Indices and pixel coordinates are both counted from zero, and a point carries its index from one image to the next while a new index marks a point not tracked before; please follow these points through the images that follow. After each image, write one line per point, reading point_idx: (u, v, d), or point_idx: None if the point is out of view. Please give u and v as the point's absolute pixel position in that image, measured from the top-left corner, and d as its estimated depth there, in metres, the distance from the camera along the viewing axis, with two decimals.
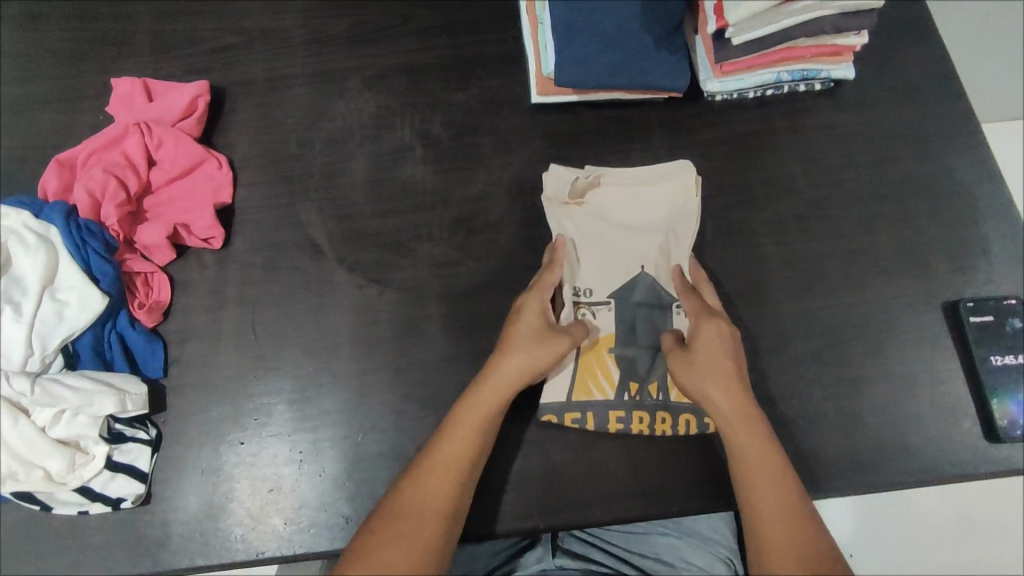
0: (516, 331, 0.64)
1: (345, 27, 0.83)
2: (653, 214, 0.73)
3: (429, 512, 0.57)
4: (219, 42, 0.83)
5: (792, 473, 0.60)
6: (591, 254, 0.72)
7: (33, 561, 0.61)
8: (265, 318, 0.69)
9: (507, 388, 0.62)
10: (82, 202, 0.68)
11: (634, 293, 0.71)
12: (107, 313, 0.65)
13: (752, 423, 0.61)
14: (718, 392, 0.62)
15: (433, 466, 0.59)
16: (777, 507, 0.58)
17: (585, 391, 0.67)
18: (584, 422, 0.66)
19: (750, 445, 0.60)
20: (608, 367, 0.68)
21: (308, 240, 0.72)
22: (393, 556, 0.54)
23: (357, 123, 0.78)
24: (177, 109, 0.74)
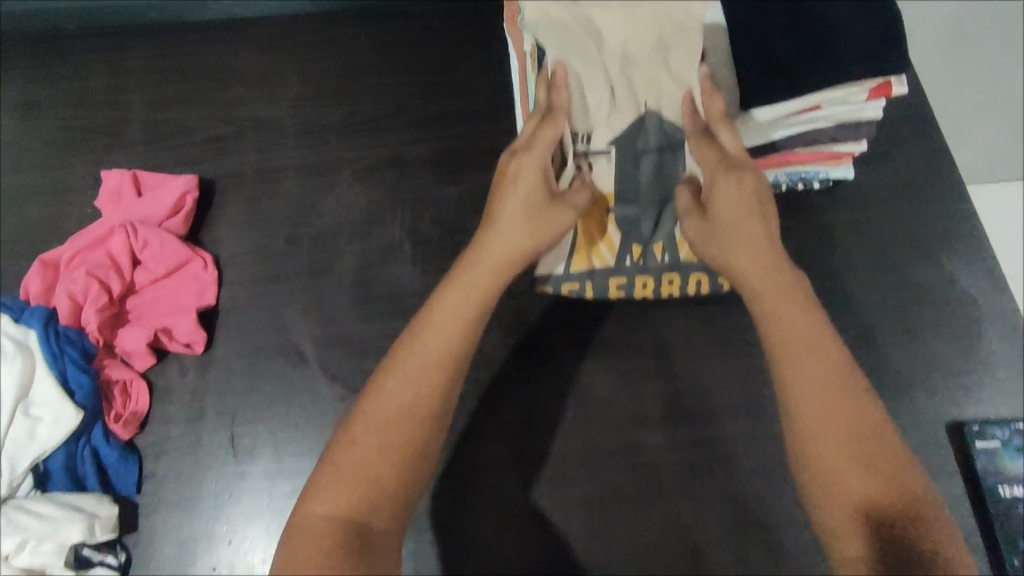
0: (507, 204, 0.61)
1: (338, 118, 0.82)
2: (656, 33, 0.66)
3: (416, 400, 0.51)
4: (211, 131, 0.82)
5: (832, 344, 0.52)
6: (592, 97, 0.66)
7: None
8: (245, 430, 0.67)
9: (496, 262, 0.58)
10: (63, 306, 0.67)
11: (640, 139, 0.67)
12: (81, 428, 0.64)
13: (775, 277, 0.56)
14: (737, 253, 0.58)
15: (417, 347, 0.53)
16: (814, 363, 0.51)
17: (585, 260, 0.68)
18: (583, 292, 0.69)
19: (777, 303, 0.55)
20: (609, 233, 0.68)
21: (291, 345, 0.70)
22: (373, 450, 0.49)
23: (345, 219, 0.76)
24: (164, 206, 0.73)
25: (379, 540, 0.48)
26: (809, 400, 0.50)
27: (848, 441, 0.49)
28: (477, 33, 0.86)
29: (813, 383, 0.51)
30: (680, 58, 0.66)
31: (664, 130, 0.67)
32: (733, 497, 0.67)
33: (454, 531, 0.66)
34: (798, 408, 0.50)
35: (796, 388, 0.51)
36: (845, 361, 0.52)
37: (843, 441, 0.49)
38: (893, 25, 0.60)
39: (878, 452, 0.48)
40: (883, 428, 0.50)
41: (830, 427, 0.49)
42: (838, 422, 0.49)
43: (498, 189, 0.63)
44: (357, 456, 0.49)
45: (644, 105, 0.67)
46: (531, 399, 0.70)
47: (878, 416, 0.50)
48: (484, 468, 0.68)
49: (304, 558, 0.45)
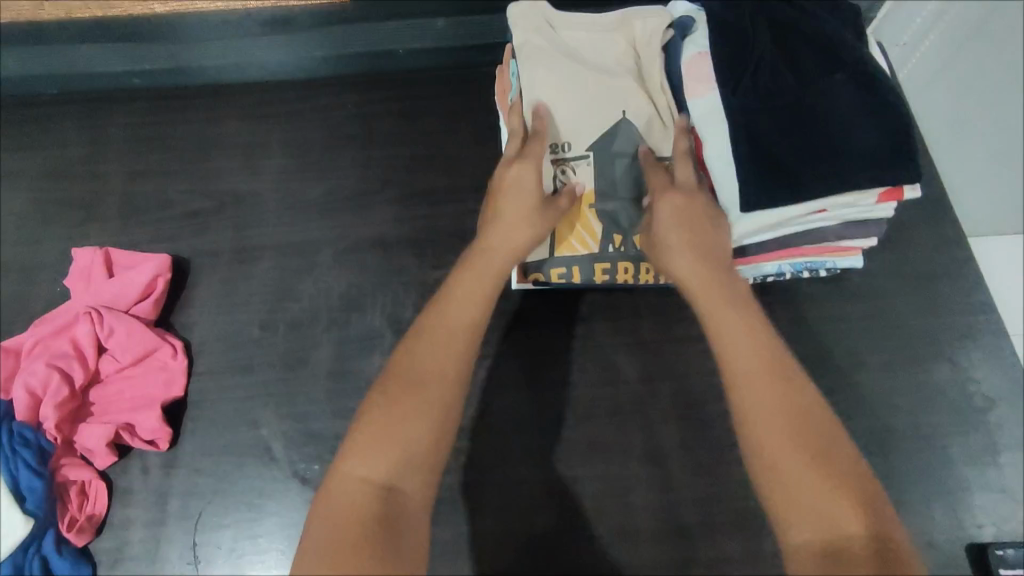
0: (507, 202, 0.59)
1: (321, 192, 0.79)
2: (628, 51, 0.67)
3: (444, 371, 0.50)
4: (189, 205, 0.79)
5: (779, 355, 0.50)
6: (568, 108, 0.65)
7: None
8: (207, 538, 0.63)
9: (502, 261, 0.57)
10: (20, 401, 0.63)
11: (615, 143, 0.65)
12: (30, 538, 0.59)
13: (718, 280, 0.54)
14: (681, 257, 0.56)
15: (441, 324, 0.53)
16: (754, 367, 0.49)
17: (568, 248, 0.65)
18: (570, 276, 0.66)
19: (717, 309, 0.53)
20: (591, 222, 0.65)
21: (260, 444, 0.66)
22: (403, 421, 0.47)
23: (324, 304, 0.72)
24: (135, 290, 0.70)
25: (410, 512, 0.45)
26: (754, 405, 0.48)
27: (794, 443, 0.46)
28: (467, 105, 0.83)
29: (756, 389, 0.48)
30: (651, 76, 0.67)
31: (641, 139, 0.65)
32: None
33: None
34: (745, 417, 0.48)
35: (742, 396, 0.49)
36: (785, 361, 0.50)
37: (796, 441, 0.46)
38: (902, 130, 0.57)
39: (828, 450, 0.46)
40: (831, 424, 0.47)
41: (780, 428, 0.46)
42: (784, 424, 0.46)
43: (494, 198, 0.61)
44: (378, 425, 0.47)
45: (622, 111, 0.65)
46: (514, 506, 0.65)
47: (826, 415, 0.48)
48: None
49: (338, 518, 0.44)
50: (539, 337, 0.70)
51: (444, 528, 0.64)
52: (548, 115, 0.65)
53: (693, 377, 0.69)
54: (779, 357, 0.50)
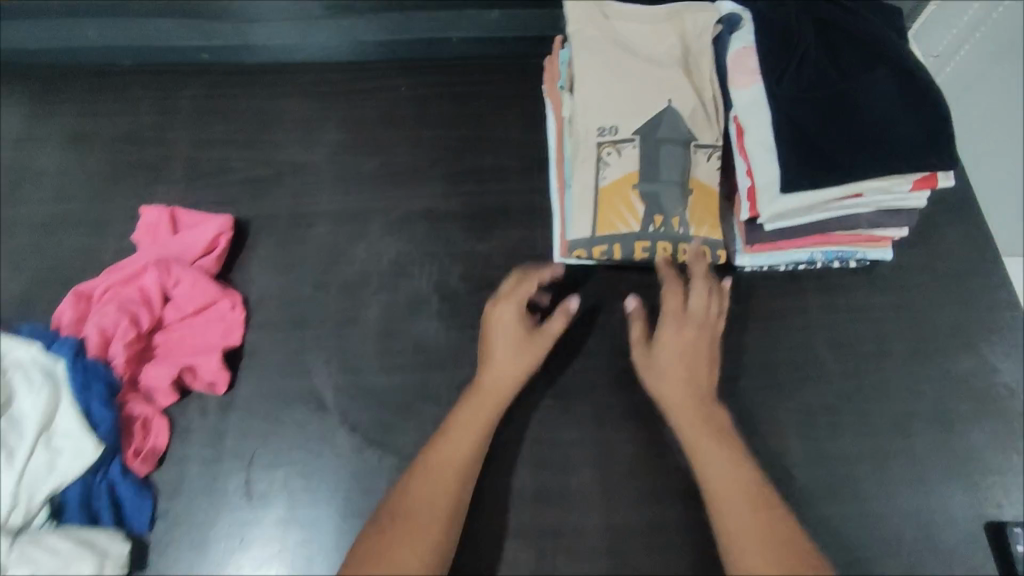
0: (494, 346, 0.66)
1: (374, 167, 0.83)
2: (680, 41, 0.71)
3: (437, 508, 0.58)
4: (249, 172, 0.83)
5: (756, 484, 0.59)
6: (619, 95, 0.70)
7: None
8: (260, 477, 0.66)
9: (492, 398, 0.64)
10: (92, 339, 0.68)
11: (661, 128, 0.69)
12: (100, 461, 0.64)
13: (707, 414, 0.63)
14: (676, 388, 0.64)
15: (433, 464, 0.60)
16: (738, 501, 0.58)
17: (609, 227, 0.68)
18: (610, 254, 0.69)
19: (705, 445, 0.61)
20: (632, 202, 0.68)
21: (312, 393, 0.70)
22: (399, 555, 0.55)
23: (375, 270, 0.76)
24: (199, 245, 0.75)
25: None
26: (739, 536, 0.56)
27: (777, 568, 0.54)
28: (516, 93, 0.87)
29: (741, 522, 0.57)
30: (700, 67, 0.71)
31: (684, 127, 0.69)
32: None
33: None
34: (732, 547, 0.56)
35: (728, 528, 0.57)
36: (769, 498, 0.58)
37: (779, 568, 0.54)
38: (939, 122, 0.60)
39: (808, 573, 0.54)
40: (806, 548, 0.56)
41: (763, 557, 0.55)
42: (769, 553, 0.55)
43: (485, 338, 0.67)
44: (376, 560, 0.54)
45: (669, 99, 0.69)
46: (549, 465, 0.68)
47: (802, 539, 0.56)
48: (497, 535, 0.66)
49: None
50: (578, 309, 0.74)
51: (482, 482, 0.67)
52: (599, 102, 0.70)
53: (729, 353, 0.71)
54: (760, 487, 0.59)
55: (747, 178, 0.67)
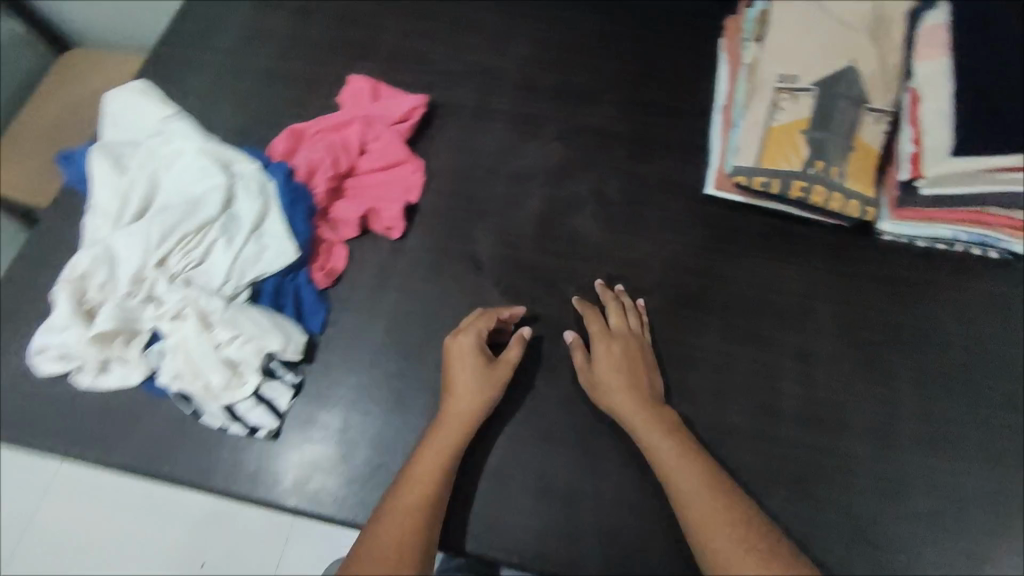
0: (457, 374, 0.68)
1: (554, 82, 0.92)
2: (873, 13, 0.77)
3: (415, 505, 0.59)
4: (444, 66, 0.93)
5: (711, 471, 0.61)
6: (805, 50, 0.76)
7: (182, 452, 0.71)
8: (420, 312, 0.76)
9: (460, 423, 0.66)
10: (302, 168, 0.80)
11: (841, 84, 0.74)
12: (294, 266, 0.75)
13: (659, 420, 0.65)
14: (627, 401, 0.67)
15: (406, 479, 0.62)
16: (700, 491, 0.59)
17: (772, 162, 0.74)
18: (768, 187, 0.75)
19: (660, 444, 0.63)
20: (798, 145, 0.74)
21: (473, 255, 0.80)
22: (383, 548, 0.55)
23: (543, 168, 0.86)
24: (397, 113, 0.85)
25: None
26: (709, 524, 0.57)
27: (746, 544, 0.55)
28: (692, 43, 0.94)
29: (707, 509, 0.58)
30: (889, 38, 0.76)
31: (862, 87, 0.74)
32: (846, 512, 0.69)
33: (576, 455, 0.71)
34: (700, 535, 0.56)
35: (697, 520, 0.57)
36: (724, 482, 0.60)
37: (749, 545, 0.54)
38: None
39: (773, 541, 0.55)
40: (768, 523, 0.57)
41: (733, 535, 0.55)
42: (738, 530, 0.56)
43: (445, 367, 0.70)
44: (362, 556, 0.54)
45: (851, 60, 0.75)
46: (671, 363, 0.76)
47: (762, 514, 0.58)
48: None
49: None
50: (717, 240, 0.82)
51: None
52: (784, 53, 0.77)
53: (851, 306, 0.78)
54: (716, 473, 0.61)
55: (911, 145, 0.71)
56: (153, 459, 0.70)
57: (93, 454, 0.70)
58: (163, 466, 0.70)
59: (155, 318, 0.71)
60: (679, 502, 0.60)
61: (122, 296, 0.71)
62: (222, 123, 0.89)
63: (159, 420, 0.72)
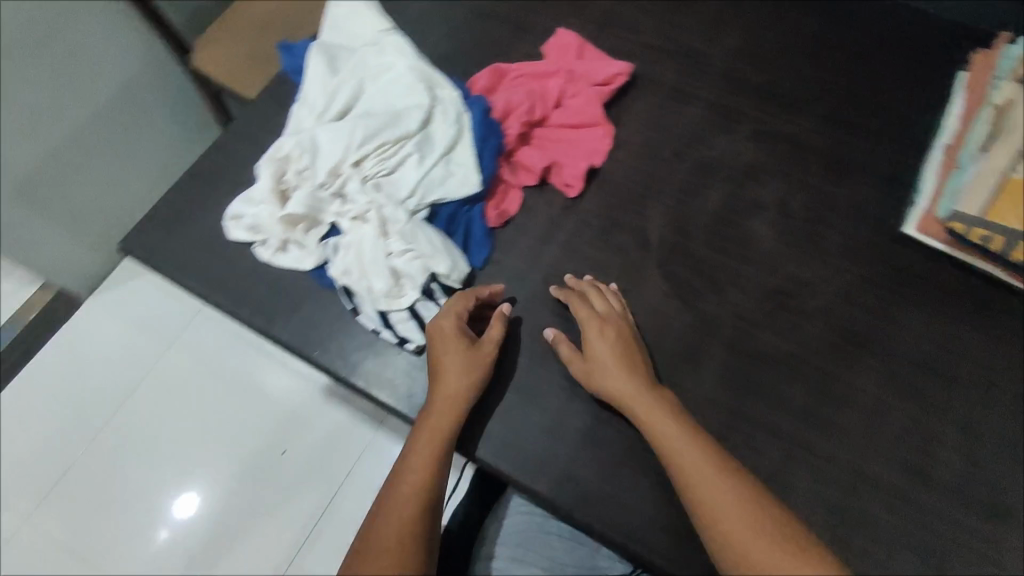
0: (442, 357, 0.69)
1: (762, 78, 0.87)
2: None
3: (417, 489, 0.61)
4: (652, 39, 0.91)
5: (712, 449, 0.61)
6: None
7: (334, 343, 0.75)
8: (578, 275, 0.78)
9: (453, 402, 0.66)
10: (499, 107, 0.81)
11: None
12: (472, 198, 0.77)
13: (659, 404, 0.65)
14: (621, 385, 0.66)
15: (405, 463, 0.63)
16: (708, 478, 0.59)
17: (1002, 217, 0.69)
18: (989, 241, 0.70)
19: (659, 422, 0.63)
20: None
21: (643, 233, 0.80)
22: (389, 536, 0.57)
23: (731, 163, 0.83)
24: (600, 75, 0.84)
25: None
26: (718, 511, 0.57)
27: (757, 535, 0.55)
28: (925, 71, 0.86)
29: (715, 496, 0.57)
30: None
31: None
32: None
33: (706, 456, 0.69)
34: (703, 508, 0.57)
35: (705, 506, 0.57)
36: (724, 459, 0.61)
37: (754, 523, 0.55)
38: None
39: (778, 518, 0.56)
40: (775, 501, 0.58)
41: (738, 515, 0.56)
42: (749, 520, 0.56)
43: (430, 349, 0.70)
44: (368, 547, 0.57)
45: None
46: (823, 394, 0.72)
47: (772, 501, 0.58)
48: (752, 424, 0.71)
49: None
50: (904, 283, 0.76)
51: (759, 376, 0.73)
52: None
53: None
54: (720, 456, 0.61)
55: None
56: (308, 342, 0.75)
57: (257, 321, 0.76)
58: (315, 350, 0.75)
59: (340, 212, 0.75)
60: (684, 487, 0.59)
61: (316, 185, 0.75)
62: (427, 49, 0.91)
63: (319, 309, 0.76)
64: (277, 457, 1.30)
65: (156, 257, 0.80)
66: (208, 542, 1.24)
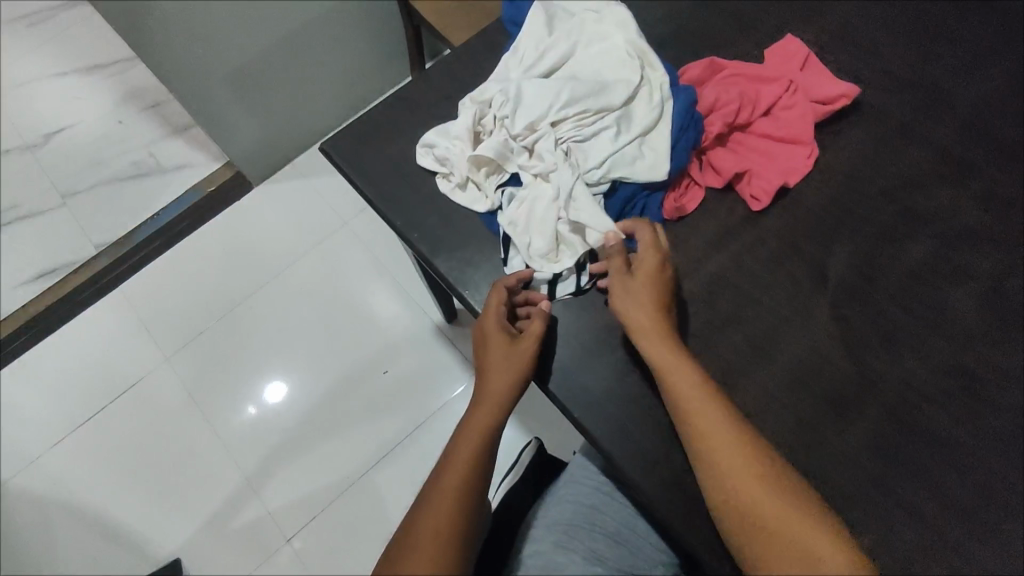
0: (487, 358, 0.71)
1: (1007, 137, 0.79)
2: None
3: (453, 483, 0.62)
4: (887, 66, 0.83)
5: (733, 427, 0.60)
6: None
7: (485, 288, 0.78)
8: (740, 289, 0.75)
9: (493, 400, 0.68)
10: (706, 101, 0.79)
11: None
12: (654, 185, 0.77)
13: (682, 367, 0.63)
14: (649, 335, 0.66)
15: (445, 462, 0.65)
16: (729, 462, 0.58)
17: None
18: None
19: (682, 391, 0.62)
20: None
21: (820, 266, 0.75)
22: (421, 532, 0.59)
23: (942, 218, 0.76)
24: (823, 93, 0.79)
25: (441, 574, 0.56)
26: (742, 498, 0.57)
27: (780, 510, 0.56)
28: None
29: (737, 479, 0.57)
30: None
31: None
32: None
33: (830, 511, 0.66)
34: (723, 495, 0.58)
35: (725, 490, 0.58)
36: (750, 444, 0.59)
37: (778, 519, 0.55)
38: None
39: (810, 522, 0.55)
40: (816, 509, 0.56)
41: (759, 507, 0.56)
42: (780, 504, 0.56)
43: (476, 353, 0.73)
44: (404, 545, 0.58)
45: None
46: (980, 492, 0.65)
47: (813, 501, 0.57)
48: (888, 498, 0.65)
49: None
50: None
51: (910, 452, 0.67)
52: None
53: None
54: (744, 439, 0.59)
55: None
56: (462, 280, 0.79)
57: (423, 248, 0.80)
58: (467, 289, 0.78)
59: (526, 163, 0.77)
60: (701, 458, 0.59)
61: (511, 134, 0.78)
62: (643, 24, 0.90)
63: (479, 252, 0.80)
64: (379, 374, 1.38)
65: (347, 163, 0.86)
66: (306, 431, 1.36)
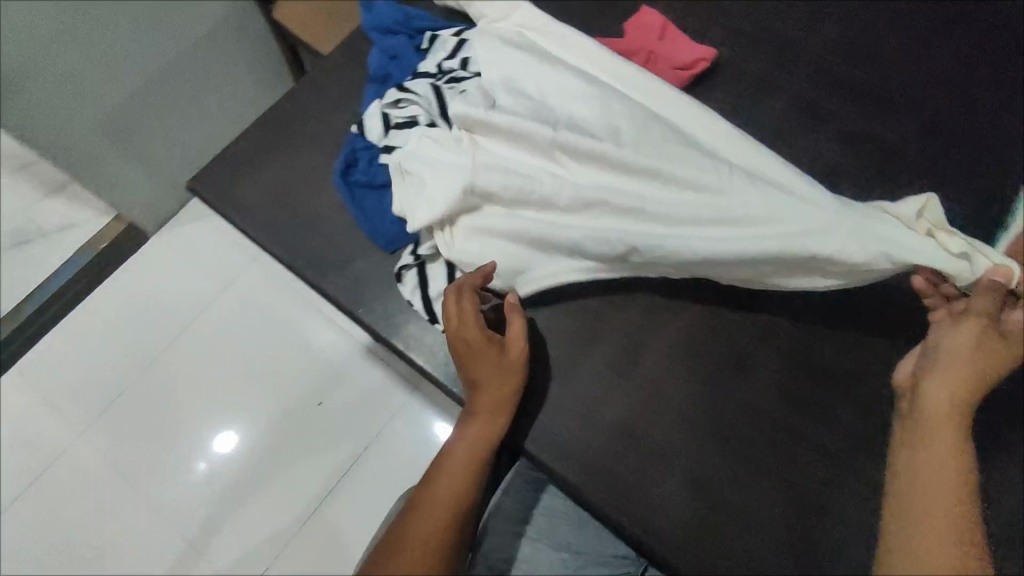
0: (476, 365, 0.70)
1: (858, 77, 0.82)
2: None
3: (447, 492, 0.68)
4: (741, 23, 0.86)
5: (965, 484, 0.51)
6: None
7: (378, 304, 0.77)
8: None
9: (488, 410, 0.70)
10: None
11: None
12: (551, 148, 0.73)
13: (953, 415, 0.55)
14: (946, 390, 0.56)
15: (438, 468, 0.70)
16: (938, 508, 0.50)
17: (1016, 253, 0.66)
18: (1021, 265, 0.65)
19: (938, 430, 0.54)
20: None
21: None
22: (415, 538, 0.66)
23: (808, 163, 0.79)
24: (682, 60, 0.81)
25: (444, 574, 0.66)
26: (925, 537, 0.50)
27: (944, 535, 0.49)
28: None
29: (935, 524, 0.50)
30: None
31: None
32: None
33: (725, 460, 0.72)
34: (908, 529, 0.51)
35: (912, 525, 0.51)
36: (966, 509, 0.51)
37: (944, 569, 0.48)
38: None
39: None
40: None
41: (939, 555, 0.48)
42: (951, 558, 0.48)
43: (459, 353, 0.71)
44: (399, 548, 0.66)
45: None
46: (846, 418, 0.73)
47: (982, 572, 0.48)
48: (770, 440, 0.72)
49: None
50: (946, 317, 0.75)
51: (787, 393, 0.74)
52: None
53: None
54: (965, 498, 0.51)
55: None
56: (354, 299, 0.77)
57: (308, 273, 0.78)
58: (359, 308, 0.78)
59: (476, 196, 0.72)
60: (910, 488, 0.53)
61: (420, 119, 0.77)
62: None
63: (367, 269, 0.78)
64: (313, 408, 1.33)
65: (217, 197, 0.83)
66: (241, 479, 1.29)
